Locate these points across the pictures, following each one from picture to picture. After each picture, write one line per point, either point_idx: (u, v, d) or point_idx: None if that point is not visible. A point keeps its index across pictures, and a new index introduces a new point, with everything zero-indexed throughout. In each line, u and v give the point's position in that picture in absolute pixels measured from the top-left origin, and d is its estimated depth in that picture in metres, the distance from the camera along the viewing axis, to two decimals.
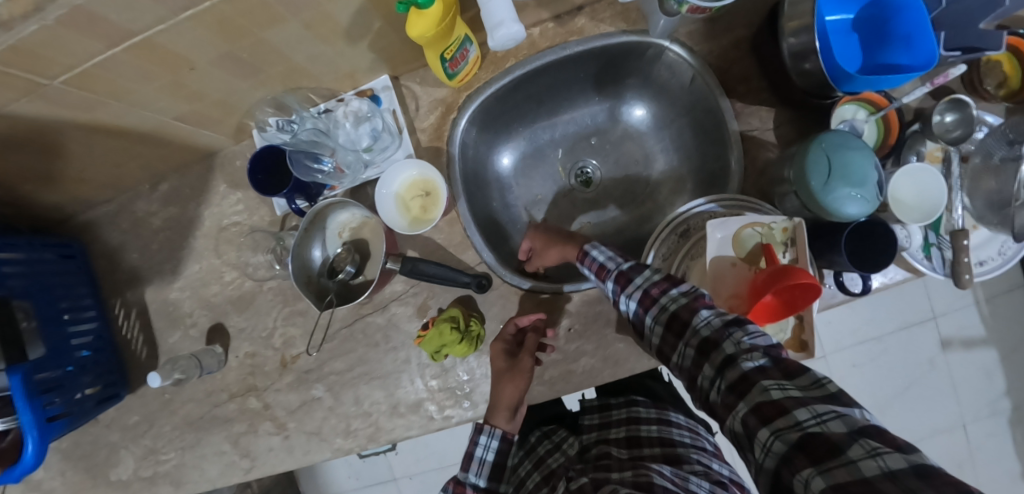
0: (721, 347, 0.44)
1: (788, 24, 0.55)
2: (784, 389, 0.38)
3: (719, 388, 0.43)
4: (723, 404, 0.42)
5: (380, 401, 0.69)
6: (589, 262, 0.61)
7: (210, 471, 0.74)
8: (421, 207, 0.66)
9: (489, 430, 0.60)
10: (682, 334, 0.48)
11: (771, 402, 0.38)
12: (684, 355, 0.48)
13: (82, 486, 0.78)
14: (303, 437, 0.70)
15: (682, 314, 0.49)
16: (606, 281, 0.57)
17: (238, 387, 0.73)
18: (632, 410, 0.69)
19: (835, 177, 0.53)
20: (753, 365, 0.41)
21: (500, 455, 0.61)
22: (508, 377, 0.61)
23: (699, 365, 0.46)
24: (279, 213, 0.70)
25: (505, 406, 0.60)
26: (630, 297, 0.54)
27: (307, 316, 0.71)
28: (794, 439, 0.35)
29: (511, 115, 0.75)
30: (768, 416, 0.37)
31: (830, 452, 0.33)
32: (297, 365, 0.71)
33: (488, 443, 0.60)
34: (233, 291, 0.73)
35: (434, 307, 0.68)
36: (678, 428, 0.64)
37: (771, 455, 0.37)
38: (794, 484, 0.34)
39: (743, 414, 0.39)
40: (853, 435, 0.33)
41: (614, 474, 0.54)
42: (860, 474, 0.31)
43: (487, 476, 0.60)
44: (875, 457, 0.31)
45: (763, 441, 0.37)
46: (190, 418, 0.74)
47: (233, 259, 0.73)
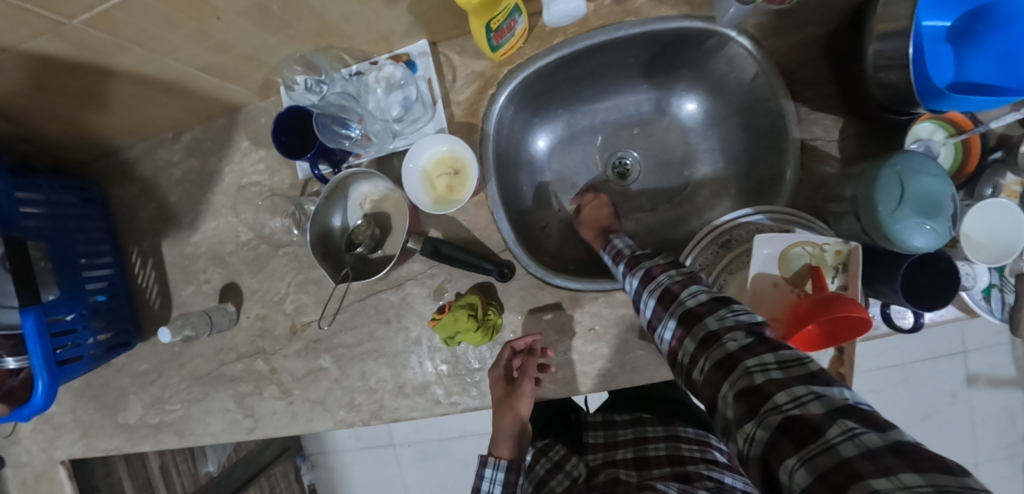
0: (705, 322, 0.43)
1: (876, 27, 0.49)
2: (766, 367, 0.36)
3: (703, 367, 0.41)
4: (706, 384, 0.40)
5: (387, 379, 0.68)
6: (610, 248, 0.61)
7: (214, 426, 0.74)
8: (448, 186, 0.63)
9: (493, 462, 0.66)
10: (670, 305, 0.48)
11: (752, 384, 0.35)
12: (668, 327, 0.47)
13: (92, 424, 0.80)
14: (307, 404, 0.70)
15: (672, 289, 0.49)
16: (619, 265, 0.58)
17: (246, 348, 0.72)
18: (640, 430, 0.68)
19: (906, 203, 0.47)
20: (736, 345, 0.39)
21: (506, 487, 0.66)
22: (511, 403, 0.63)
23: (682, 340, 0.45)
24: (301, 177, 0.67)
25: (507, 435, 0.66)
26: (634, 277, 0.54)
27: (321, 285, 0.69)
28: (776, 424, 0.32)
29: (551, 97, 0.70)
30: (751, 402, 0.34)
31: (809, 436, 0.29)
32: (306, 333, 0.70)
33: (493, 476, 0.66)
34: (249, 252, 0.72)
35: (451, 291, 0.65)
36: (687, 443, 0.62)
37: (755, 444, 0.33)
38: (779, 474, 0.31)
39: (726, 396, 0.37)
40: (831, 416, 0.30)
41: None
42: (840, 457, 0.27)
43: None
44: (851, 438, 0.28)
45: (748, 431, 0.34)
46: (198, 373, 0.74)
47: (250, 220, 0.71)
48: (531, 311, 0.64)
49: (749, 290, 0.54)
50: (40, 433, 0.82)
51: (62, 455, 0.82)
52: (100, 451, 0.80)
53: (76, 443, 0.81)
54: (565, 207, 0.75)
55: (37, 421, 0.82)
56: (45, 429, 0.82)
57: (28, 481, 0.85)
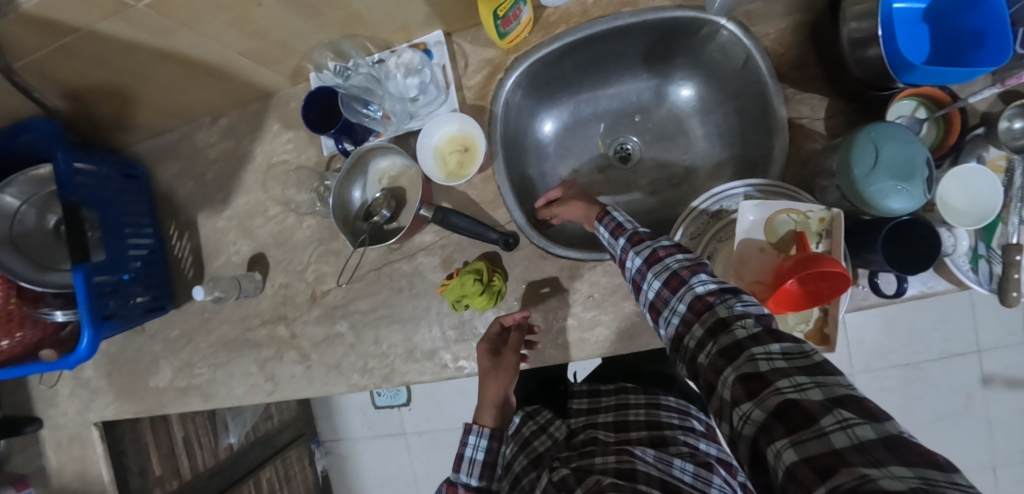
0: (714, 310, 0.46)
1: (852, 9, 0.54)
2: (773, 358, 0.38)
3: (708, 351, 0.44)
4: (710, 369, 0.43)
5: (398, 344, 0.72)
6: (607, 221, 0.62)
7: (237, 389, 0.80)
8: (458, 162, 0.68)
9: (477, 429, 0.66)
10: (677, 290, 0.50)
11: (758, 373, 0.38)
12: (675, 310, 0.50)
13: (124, 387, 0.86)
14: (323, 368, 0.75)
15: (680, 275, 0.51)
16: (619, 238, 0.59)
17: (270, 314, 0.78)
18: (623, 397, 0.73)
19: (878, 169, 0.51)
20: (745, 333, 0.42)
21: (489, 453, 0.65)
22: (493, 375, 0.66)
23: (690, 325, 0.48)
24: (326, 154, 0.73)
25: (490, 404, 0.68)
26: (638, 255, 0.56)
27: (340, 255, 0.75)
28: (773, 407, 0.35)
29: (555, 86, 0.75)
30: (753, 386, 0.37)
31: (804, 422, 0.32)
32: (325, 300, 0.75)
33: (476, 443, 0.65)
34: (276, 226, 0.77)
35: (459, 261, 0.70)
36: (666, 410, 0.68)
37: (749, 423, 0.36)
38: (768, 452, 0.34)
39: (729, 380, 0.40)
40: (829, 405, 0.32)
41: (598, 460, 0.58)
42: (831, 446, 0.30)
43: (477, 475, 0.63)
44: (844, 428, 0.30)
45: (744, 409, 0.37)
46: (225, 338, 0.80)
47: (278, 195, 0.78)
48: (534, 279, 0.69)
49: (736, 255, 0.57)
50: (78, 395, 0.89)
51: (95, 416, 0.88)
52: (133, 411, 0.87)
53: (110, 405, 0.87)
54: None
55: (76, 383, 0.89)
56: (83, 389, 0.89)
57: (62, 442, 0.91)
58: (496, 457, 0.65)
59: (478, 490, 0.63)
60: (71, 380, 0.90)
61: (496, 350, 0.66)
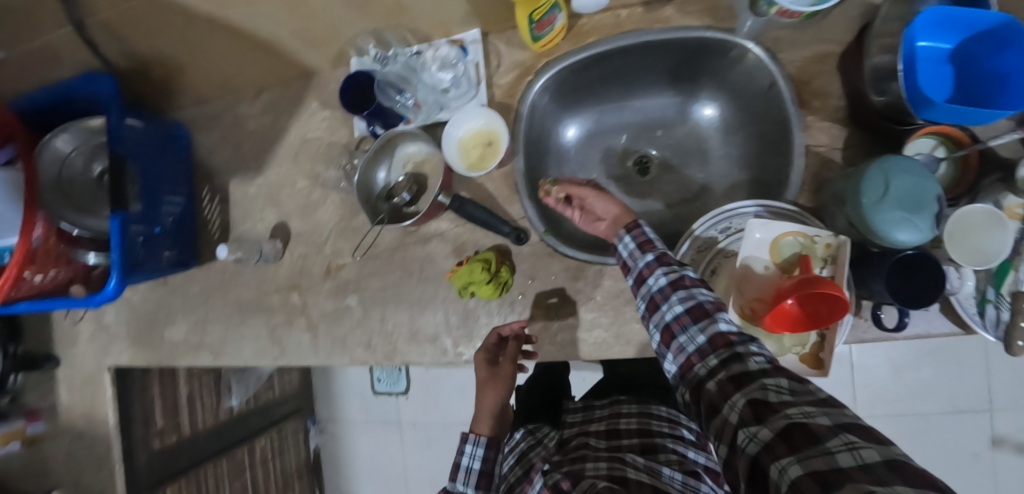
0: (731, 344, 0.47)
1: (876, 43, 0.55)
2: (784, 390, 0.39)
3: (717, 378, 0.45)
4: (717, 393, 0.43)
5: (403, 324, 0.75)
6: (637, 233, 0.60)
7: (246, 351, 0.83)
8: (480, 155, 0.71)
9: (474, 438, 0.67)
10: (699, 319, 0.51)
11: (767, 399, 0.38)
12: (693, 338, 0.50)
13: (141, 336, 0.91)
14: (329, 340, 0.78)
15: (705, 307, 0.51)
16: (646, 253, 0.58)
17: (285, 282, 0.81)
18: (615, 407, 0.76)
19: (888, 199, 0.51)
20: (758, 366, 0.43)
21: (485, 464, 0.65)
22: (491, 385, 0.69)
23: (704, 355, 0.48)
24: (357, 135, 0.76)
25: (488, 414, 0.70)
26: (664, 274, 0.55)
27: (358, 233, 0.78)
28: (780, 427, 0.35)
29: (582, 94, 0.78)
30: (762, 409, 0.37)
31: (811, 441, 0.32)
32: (339, 274, 0.78)
33: (472, 453, 0.66)
34: (302, 198, 0.81)
35: (471, 250, 0.72)
36: (658, 419, 0.69)
37: (754, 441, 0.36)
38: (769, 469, 0.33)
39: (738, 403, 0.40)
40: (836, 430, 0.32)
41: (589, 465, 0.60)
42: (836, 465, 0.30)
43: (474, 485, 0.64)
44: (850, 450, 0.30)
45: (750, 429, 0.37)
46: (240, 301, 0.84)
47: (307, 170, 0.81)
48: (541, 276, 0.70)
49: (738, 271, 0.59)
50: (98, 338, 0.94)
51: (110, 361, 0.93)
52: (146, 361, 0.91)
53: (125, 352, 0.92)
54: None
55: (97, 327, 0.94)
56: (103, 333, 0.93)
57: (76, 383, 0.96)
58: (492, 467, 0.65)
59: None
60: (92, 323, 0.94)
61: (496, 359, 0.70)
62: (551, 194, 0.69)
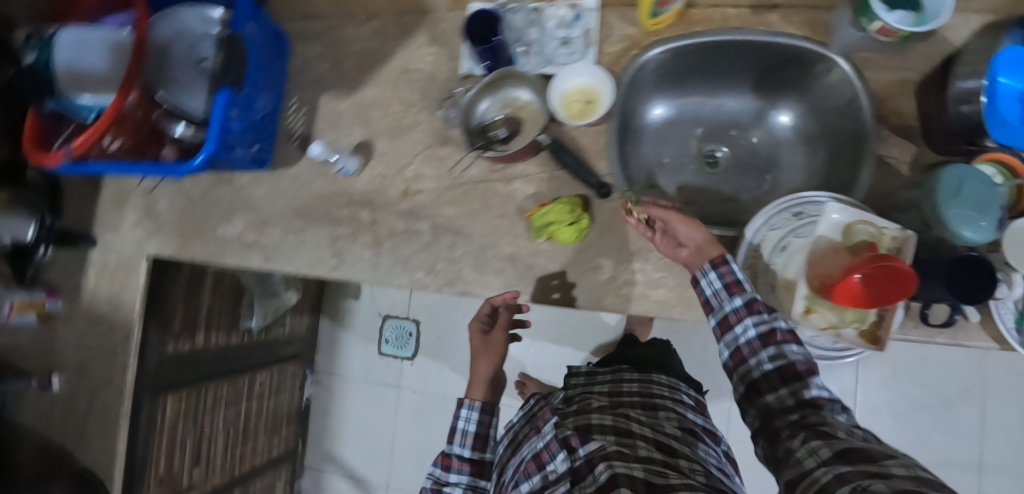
0: (819, 410, 0.51)
1: (960, 69, 0.63)
2: (858, 434, 0.46)
3: (791, 418, 0.51)
4: (786, 433, 0.49)
5: (470, 255, 0.77)
6: (723, 271, 0.60)
7: (302, 257, 0.84)
8: (580, 109, 0.75)
9: (470, 405, 1.01)
10: (790, 382, 0.53)
11: (832, 437, 0.45)
12: (783, 400, 0.53)
13: (195, 227, 0.92)
14: (392, 258, 0.80)
15: (797, 367, 0.54)
16: (735, 296, 0.60)
17: (358, 197, 0.83)
18: (620, 374, 1.06)
19: (960, 199, 0.57)
20: (832, 420, 0.49)
21: (476, 426, 1.00)
22: (486, 352, 1.15)
23: (787, 409, 0.52)
24: (462, 72, 0.81)
25: (479, 380, 1.10)
26: (753, 325, 0.58)
27: (443, 163, 0.80)
28: (840, 449, 0.42)
29: (673, 81, 0.83)
30: (829, 439, 0.44)
31: (867, 459, 0.40)
32: (415, 198, 0.80)
33: (467, 417, 1.00)
34: (392, 122, 0.83)
35: (551, 195, 0.75)
36: (658, 386, 0.99)
37: (813, 456, 0.43)
38: (821, 470, 0.41)
39: (801, 436, 0.47)
40: (892, 455, 0.40)
41: (593, 420, 0.83)
42: (886, 468, 0.38)
43: (469, 450, 0.98)
44: (902, 466, 0.38)
45: (811, 447, 0.44)
46: (307, 208, 0.85)
47: (402, 97, 0.84)
48: (616, 231, 0.73)
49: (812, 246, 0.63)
50: (146, 227, 0.94)
51: (152, 249, 0.93)
52: (191, 254, 0.92)
53: (171, 241, 0.93)
54: (656, 177, 0.87)
55: (148, 216, 0.95)
56: (153, 223, 0.94)
57: (110, 265, 0.96)
58: (485, 428, 0.98)
59: (469, 458, 0.98)
60: (143, 211, 0.95)
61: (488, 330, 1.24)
62: (631, 214, 0.69)
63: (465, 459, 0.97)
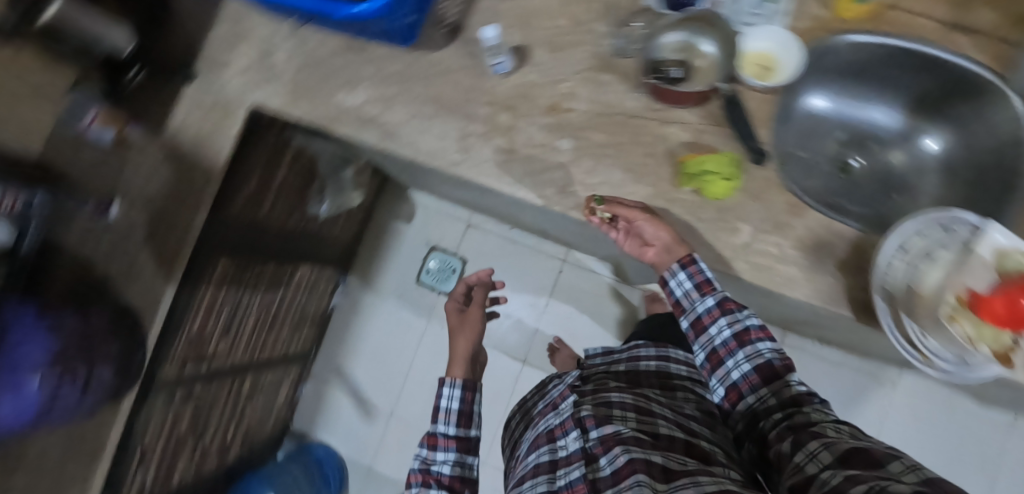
0: (815, 413, 0.57)
1: None
2: (839, 430, 0.53)
3: (786, 444, 0.54)
4: (797, 447, 0.52)
5: (607, 185, 0.74)
6: (692, 269, 0.72)
7: (424, 144, 0.80)
8: (760, 70, 0.74)
9: (452, 383, 0.97)
10: (772, 382, 0.66)
11: (862, 455, 0.46)
12: (766, 400, 0.65)
13: (309, 88, 0.87)
14: (523, 168, 0.77)
15: (774, 365, 0.67)
16: (706, 295, 0.73)
17: (500, 99, 0.79)
18: (635, 352, 1.08)
19: None
20: (837, 432, 0.52)
21: (460, 403, 0.95)
22: (463, 332, 1.14)
23: (769, 401, 0.65)
24: (644, 4, 0.78)
25: (461, 355, 1.11)
26: (727, 326, 0.72)
27: (598, 88, 0.77)
28: (842, 454, 0.47)
29: (843, 76, 0.82)
30: (849, 455, 0.46)
31: (872, 465, 0.44)
32: (562, 115, 0.77)
33: (450, 393, 0.96)
34: (554, 34, 0.80)
35: (705, 147, 0.74)
36: (675, 364, 1.00)
37: (820, 465, 0.47)
38: (829, 475, 0.45)
39: (815, 450, 0.49)
40: (903, 461, 0.43)
41: (614, 398, 0.84)
42: (906, 479, 0.40)
43: (453, 426, 0.92)
44: (914, 471, 0.41)
45: (816, 454, 0.49)
46: (441, 97, 0.81)
47: (569, 12, 0.81)
48: (762, 200, 0.72)
49: None
50: (257, 74, 0.90)
51: (257, 98, 0.89)
52: (297, 113, 0.87)
53: (280, 95, 0.88)
54: (801, 162, 0.83)
55: (261, 63, 0.90)
56: (264, 71, 0.89)
57: (203, 105, 0.91)
58: (467, 407, 0.94)
59: (453, 435, 0.91)
60: (256, 56, 0.90)
61: (459, 309, 1.21)
62: (596, 214, 0.74)
63: (450, 437, 0.90)
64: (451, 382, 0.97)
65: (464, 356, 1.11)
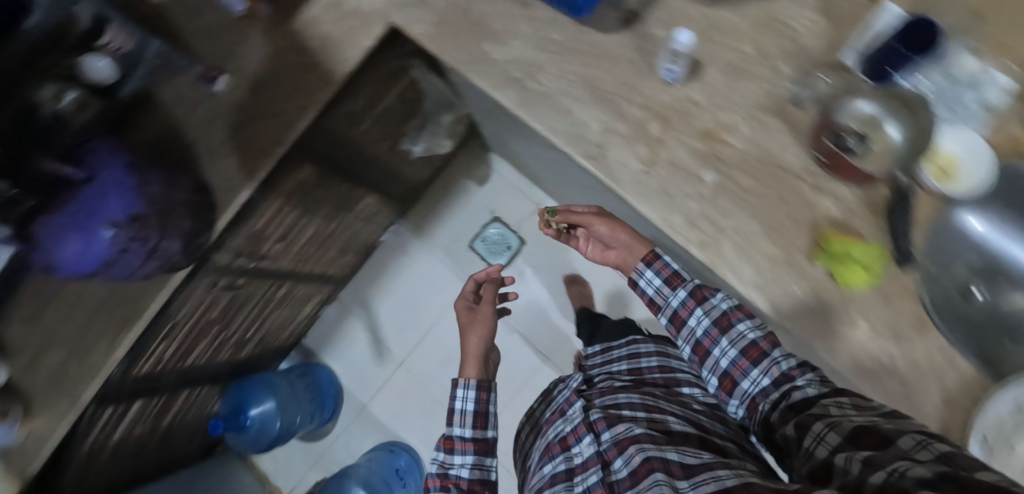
0: (809, 393, 0.53)
1: None
2: (842, 406, 0.48)
3: (792, 427, 0.50)
4: (803, 429, 0.48)
5: (738, 232, 0.70)
6: (659, 265, 0.79)
7: (562, 125, 0.76)
8: (937, 172, 0.69)
9: (465, 383, 0.84)
10: (779, 386, 0.59)
11: (869, 432, 0.41)
12: (771, 403, 0.58)
13: (458, 27, 0.83)
14: (657, 185, 0.72)
15: (790, 373, 0.59)
16: (678, 288, 0.75)
17: (655, 107, 0.74)
18: (636, 346, 1.04)
19: None
20: (840, 411, 0.47)
21: (476, 404, 0.81)
22: (474, 329, 0.99)
23: (770, 394, 0.59)
24: (846, 62, 0.72)
25: (473, 354, 0.96)
26: (706, 314, 0.70)
27: (763, 130, 0.72)
28: (848, 434, 0.42)
29: (1009, 200, 0.77)
30: (857, 433, 0.41)
31: (878, 443, 0.39)
32: (714, 145, 0.72)
33: (464, 394, 0.82)
34: (733, 59, 0.75)
35: (853, 228, 0.68)
36: (674, 360, 0.96)
37: (827, 446, 0.42)
38: (839, 459, 0.40)
39: (821, 431, 0.45)
40: (904, 433, 0.38)
41: (620, 400, 0.78)
42: (908, 452, 0.36)
43: (468, 425, 0.79)
44: (923, 445, 0.36)
45: (823, 439, 0.44)
46: (594, 83, 0.76)
47: (756, 42, 0.75)
48: (892, 303, 0.67)
49: None
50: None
51: (400, 18, 0.85)
52: (436, 48, 0.83)
53: (425, 24, 0.84)
54: (936, 273, 0.76)
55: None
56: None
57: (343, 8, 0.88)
58: (484, 407, 0.82)
59: (472, 438, 0.78)
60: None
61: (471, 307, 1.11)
62: (556, 220, 0.96)
63: (468, 439, 0.77)
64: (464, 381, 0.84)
65: (474, 355, 0.96)
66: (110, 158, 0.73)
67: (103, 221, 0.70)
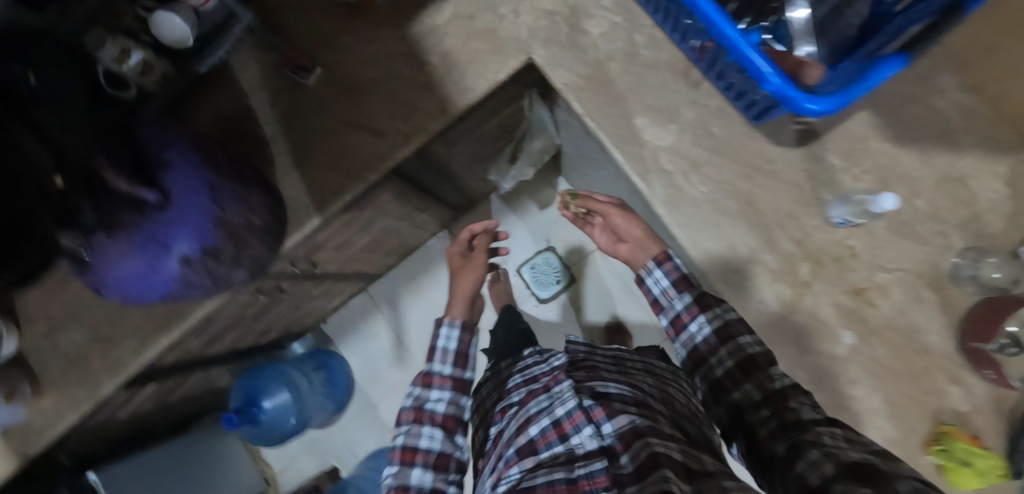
0: (803, 414, 0.47)
1: None
2: (836, 436, 0.42)
3: (782, 445, 0.44)
4: (789, 455, 0.42)
5: (858, 402, 0.66)
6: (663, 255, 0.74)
7: (705, 239, 0.68)
8: None
9: (449, 323, 0.86)
10: (775, 399, 0.52)
11: (865, 467, 0.35)
12: (765, 420, 0.50)
13: (609, 87, 0.72)
14: (790, 333, 0.67)
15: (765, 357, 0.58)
16: (661, 265, 0.74)
17: (808, 246, 0.68)
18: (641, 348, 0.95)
19: None
20: (832, 440, 0.41)
21: (459, 344, 0.83)
22: (465, 275, 1.01)
23: (763, 407, 0.52)
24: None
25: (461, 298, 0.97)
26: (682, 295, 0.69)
27: (914, 301, 0.67)
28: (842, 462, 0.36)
29: None
30: (851, 468, 0.35)
31: (871, 478, 0.33)
32: (860, 304, 0.67)
33: (449, 335, 0.84)
34: (903, 213, 0.68)
35: (976, 428, 0.65)
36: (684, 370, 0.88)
37: (813, 471, 0.37)
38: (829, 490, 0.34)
39: (810, 457, 0.39)
40: (906, 476, 0.33)
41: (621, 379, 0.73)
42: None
43: (448, 361, 0.81)
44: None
45: (809, 462, 0.38)
46: (750, 200, 0.69)
47: (933, 201, 0.68)
48: None
49: None
50: (555, 32, 0.74)
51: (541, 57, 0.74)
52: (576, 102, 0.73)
53: (569, 72, 0.73)
54: None
55: (566, 22, 0.74)
56: (566, 33, 0.74)
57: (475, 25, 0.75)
58: (465, 347, 0.83)
59: (450, 377, 0.79)
60: (566, 10, 0.75)
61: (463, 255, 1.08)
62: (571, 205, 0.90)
63: (447, 376, 0.79)
64: (450, 322, 0.87)
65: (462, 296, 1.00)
66: (182, 175, 0.55)
67: (172, 255, 0.55)
